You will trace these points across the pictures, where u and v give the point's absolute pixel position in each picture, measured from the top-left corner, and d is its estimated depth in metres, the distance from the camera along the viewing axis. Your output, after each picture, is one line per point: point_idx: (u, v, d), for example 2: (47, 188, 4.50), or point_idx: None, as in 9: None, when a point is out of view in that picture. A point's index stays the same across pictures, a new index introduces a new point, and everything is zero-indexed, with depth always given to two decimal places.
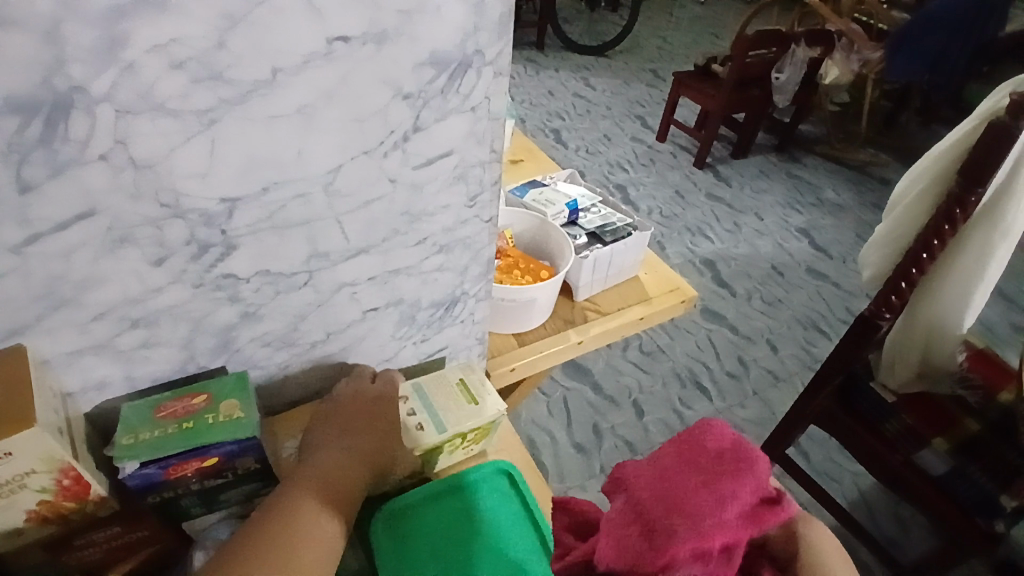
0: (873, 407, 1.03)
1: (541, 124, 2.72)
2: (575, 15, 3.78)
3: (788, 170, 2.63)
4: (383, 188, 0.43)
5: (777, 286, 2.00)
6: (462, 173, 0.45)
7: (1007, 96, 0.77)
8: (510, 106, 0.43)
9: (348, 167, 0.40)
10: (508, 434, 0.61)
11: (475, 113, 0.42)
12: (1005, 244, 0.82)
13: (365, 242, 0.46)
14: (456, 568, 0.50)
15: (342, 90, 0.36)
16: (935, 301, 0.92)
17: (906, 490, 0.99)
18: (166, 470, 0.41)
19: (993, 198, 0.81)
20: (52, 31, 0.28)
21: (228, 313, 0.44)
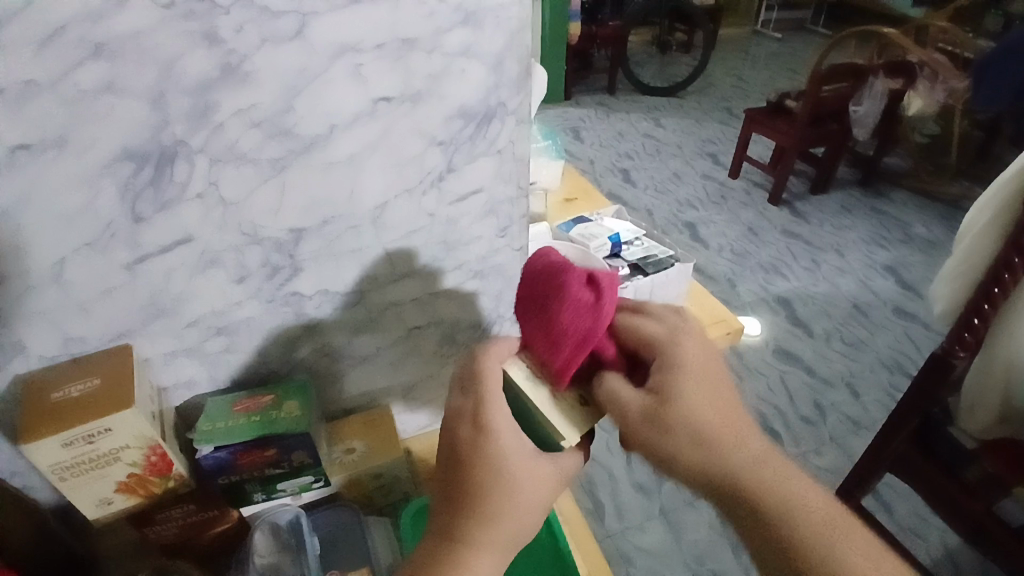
0: (953, 452, 0.99)
1: (610, 165, 2.77)
2: (647, 59, 3.86)
3: (872, 206, 2.50)
4: (421, 222, 0.50)
5: (859, 326, 1.89)
6: (492, 208, 0.53)
7: None
8: (531, 148, 0.51)
9: (392, 204, 0.48)
10: None
11: (501, 155, 0.50)
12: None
13: (408, 267, 0.53)
14: None
15: (384, 140, 0.45)
16: (1015, 339, 0.86)
17: (985, 540, 0.95)
18: (232, 455, 0.49)
19: None
20: (160, 98, 0.38)
21: (294, 326, 0.52)
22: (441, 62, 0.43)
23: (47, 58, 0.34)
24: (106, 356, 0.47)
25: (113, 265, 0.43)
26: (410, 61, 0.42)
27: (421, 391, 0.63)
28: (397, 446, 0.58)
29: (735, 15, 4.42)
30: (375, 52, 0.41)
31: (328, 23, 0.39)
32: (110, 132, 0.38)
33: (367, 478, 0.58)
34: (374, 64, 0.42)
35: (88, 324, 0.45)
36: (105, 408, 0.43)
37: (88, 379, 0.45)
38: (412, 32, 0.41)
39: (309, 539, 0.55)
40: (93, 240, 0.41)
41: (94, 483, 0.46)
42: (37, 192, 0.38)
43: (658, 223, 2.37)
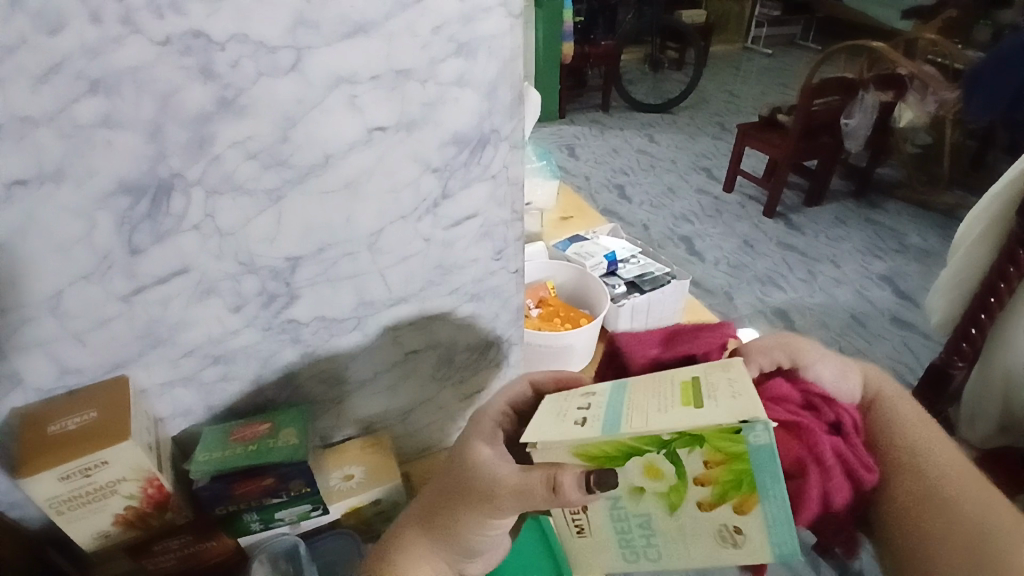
0: None
1: (605, 181, 2.80)
2: (640, 76, 3.91)
3: (867, 216, 2.52)
4: (417, 246, 0.51)
5: (857, 337, 1.89)
6: (487, 233, 0.53)
7: None
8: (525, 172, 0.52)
9: (387, 229, 0.49)
10: None
11: (496, 179, 0.51)
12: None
13: (406, 292, 0.53)
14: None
15: (381, 170, 0.46)
16: (1010, 349, 0.89)
17: None
18: (229, 484, 0.49)
19: None
20: (156, 131, 0.38)
21: (290, 352, 0.52)
22: (435, 90, 0.44)
23: (42, 93, 0.35)
24: (104, 387, 0.47)
25: (109, 296, 0.43)
26: (405, 90, 0.43)
27: (419, 415, 0.63)
28: (395, 471, 0.58)
29: (725, 32, 4.50)
30: (371, 83, 0.42)
31: (324, 55, 0.40)
32: (108, 167, 0.38)
33: (366, 505, 0.57)
34: (369, 95, 0.42)
35: (85, 354, 0.45)
36: (100, 440, 0.43)
37: (83, 412, 0.45)
38: (406, 63, 0.42)
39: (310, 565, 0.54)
40: (90, 271, 0.42)
41: (92, 516, 0.46)
42: (35, 224, 0.39)
43: (654, 237, 2.39)
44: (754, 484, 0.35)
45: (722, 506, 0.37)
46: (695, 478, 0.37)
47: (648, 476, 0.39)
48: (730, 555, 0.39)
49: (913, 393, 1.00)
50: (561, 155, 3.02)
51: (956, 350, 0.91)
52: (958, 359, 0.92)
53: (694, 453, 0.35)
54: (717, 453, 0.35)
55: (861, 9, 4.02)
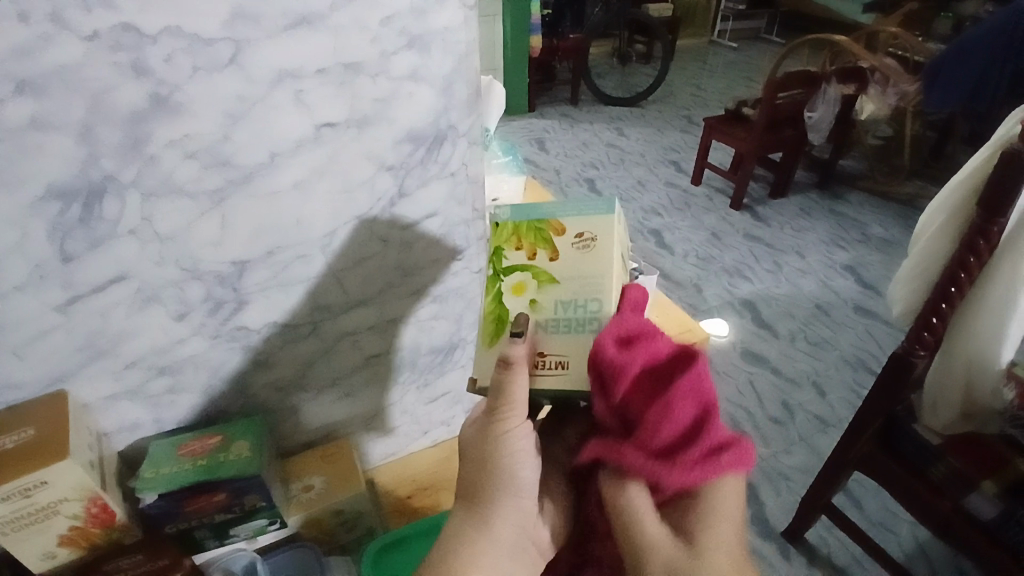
0: (917, 450, 1.02)
1: (575, 175, 2.80)
2: (609, 70, 3.90)
3: (830, 207, 2.58)
4: (373, 248, 0.49)
5: (823, 326, 1.93)
6: (447, 233, 0.52)
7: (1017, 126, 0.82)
8: (484, 169, 0.50)
9: (342, 230, 0.47)
10: None
11: (454, 177, 0.49)
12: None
13: (363, 295, 0.51)
14: None
15: (332, 169, 0.44)
16: (971, 335, 0.92)
17: (955, 537, 0.97)
18: (180, 500, 0.47)
19: (1013, 230, 0.83)
20: (86, 132, 0.36)
21: (241, 360, 0.50)
22: (388, 85, 0.42)
23: None
24: (42, 403, 0.44)
25: (43, 308, 0.40)
26: (356, 86, 0.41)
27: (383, 421, 0.61)
28: (359, 479, 0.56)
29: (692, 26, 4.53)
30: (318, 78, 0.40)
31: (268, 49, 0.38)
32: (33, 169, 0.35)
33: (327, 515, 0.55)
34: (317, 91, 0.40)
35: (21, 369, 0.42)
36: (38, 461, 0.40)
37: (20, 429, 0.42)
38: (356, 56, 0.40)
39: None
40: (20, 282, 0.39)
41: (32, 539, 0.43)
42: None
43: None
44: (536, 218, 0.47)
45: (557, 244, 0.45)
46: (536, 259, 0.46)
47: (523, 295, 0.46)
48: (603, 247, 0.45)
49: (876, 382, 1.01)
50: (531, 149, 3.01)
51: (918, 339, 0.93)
52: (920, 347, 0.94)
53: (509, 250, 0.46)
54: (510, 235, 0.47)
55: (824, 2, 4.09)
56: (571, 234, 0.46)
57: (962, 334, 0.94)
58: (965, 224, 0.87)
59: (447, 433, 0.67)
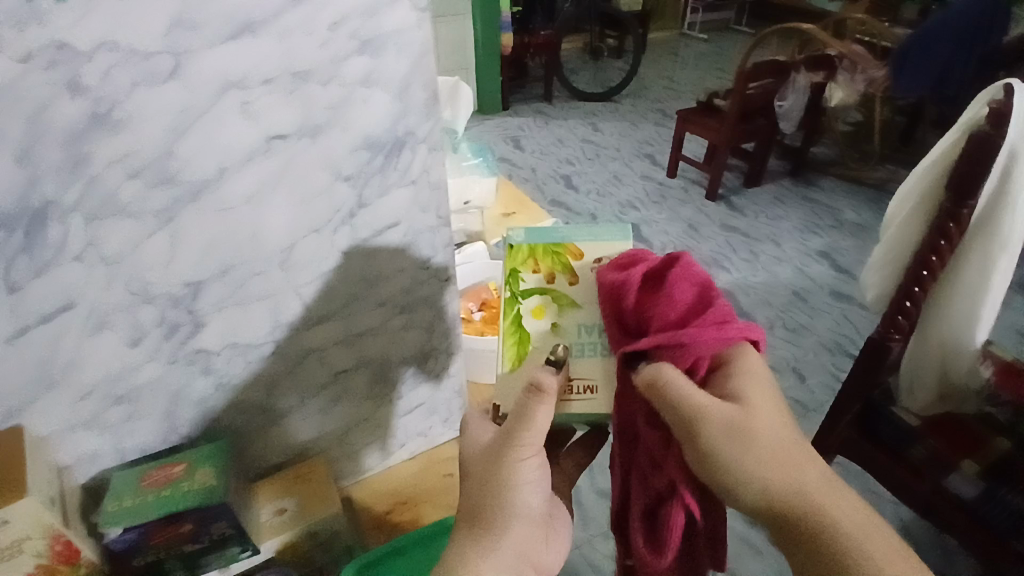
0: (895, 434, 1.03)
1: (551, 171, 2.80)
2: (581, 66, 3.90)
3: (804, 194, 2.60)
4: (335, 260, 0.47)
5: (800, 312, 1.95)
6: (413, 240, 0.50)
7: (984, 108, 0.81)
8: (447, 173, 0.49)
9: (300, 244, 0.45)
10: None
11: (416, 184, 0.48)
12: (1003, 258, 0.84)
13: (327, 310, 0.50)
14: None
15: (287, 181, 0.42)
16: (943, 319, 0.93)
17: (936, 518, 0.98)
18: (145, 533, 0.45)
19: (984, 212, 0.84)
20: (20, 154, 0.34)
21: (203, 384, 0.48)
22: (340, 92, 0.41)
23: None
24: None
25: None
26: (305, 94, 0.40)
27: (357, 435, 0.59)
28: (331, 498, 0.54)
29: (663, 19, 4.55)
30: (264, 87, 0.38)
31: (207, 59, 0.36)
32: None
33: (303, 538, 0.53)
34: (263, 100, 0.39)
35: None
36: None
37: None
38: (306, 63, 0.39)
39: None
40: None
41: None
42: None
43: None
44: (553, 246, 0.58)
45: (574, 271, 0.57)
46: (554, 283, 0.57)
47: (544, 317, 0.56)
48: (613, 271, 0.57)
49: (853, 366, 1.03)
50: (506, 148, 3.00)
51: (892, 324, 0.94)
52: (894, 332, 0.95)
53: (531, 274, 0.57)
54: (530, 261, 0.58)
55: None
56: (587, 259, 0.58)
57: (936, 317, 0.95)
58: (934, 209, 0.88)
59: (428, 444, 0.66)
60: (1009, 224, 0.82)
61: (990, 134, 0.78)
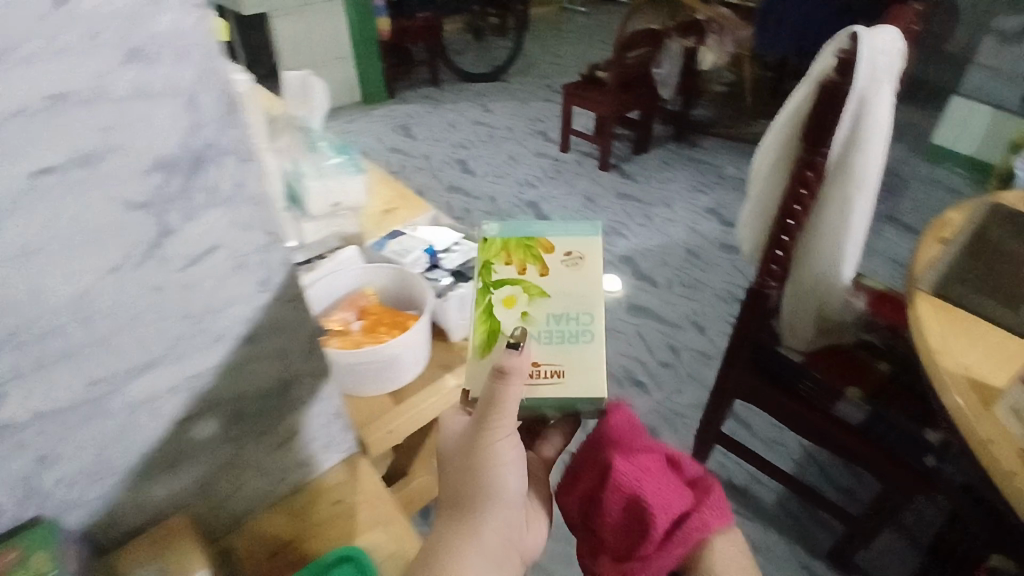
0: (786, 370, 1.18)
1: (446, 157, 2.77)
2: (465, 46, 3.84)
3: (689, 155, 2.73)
4: (148, 299, 0.44)
5: (694, 269, 2.12)
6: (239, 263, 0.47)
7: (831, 59, 0.87)
8: (265, 187, 0.45)
9: (97, 292, 0.41)
10: (380, 507, 0.63)
11: (231, 203, 0.43)
12: (860, 196, 0.94)
13: (151, 355, 0.47)
14: None
15: (66, 223, 0.38)
16: (814, 259, 1.03)
17: (834, 441, 1.15)
18: None
19: (839, 157, 0.92)
20: None
21: (20, 462, 0.45)
22: (109, 114, 0.36)
23: None
24: None
25: None
26: (64, 120, 0.35)
27: (224, 476, 0.58)
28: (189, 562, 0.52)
29: None
30: (10, 117, 0.33)
31: None
32: None
33: None
34: (9, 130, 0.33)
35: None
36: None
37: None
38: (57, 86, 0.34)
39: None
40: None
41: None
42: None
43: (503, 208, 2.45)
44: (525, 242, 0.69)
45: (544, 262, 0.67)
46: (522, 276, 0.66)
47: (516, 306, 0.65)
48: (578, 266, 0.67)
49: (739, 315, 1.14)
50: (397, 138, 2.93)
51: (768, 272, 1.03)
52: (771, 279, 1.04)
53: (505, 268, 0.67)
54: (507, 256, 0.68)
55: None
56: (556, 255, 0.67)
57: (809, 259, 1.05)
58: (792, 162, 0.95)
59: (308, 476, 0.64)
60: (861, 165, 0.91)
61: (839, 85, 0.84)
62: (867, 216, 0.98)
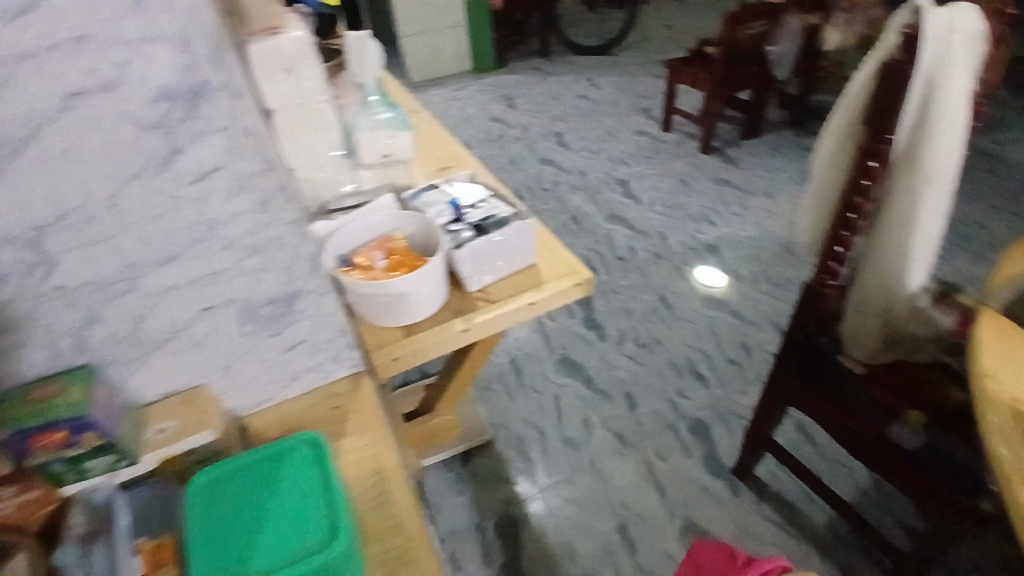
0: (837, 379, 1.15)
1: (544, 129, 2.81)
2: (581, 18, 3.71)
3: (799, 146, 2.60)
4: (193, 269, 0.61)
5: (784, 266, 2.05)
6: (246, 235, 0.60)
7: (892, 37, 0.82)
8: (259, 171, 0.57)
9: (167, 267, 0.59)
10: (369, 413, 0.74)
11: (226, 169, 0.56)
12: (929, 191, 0.89)
13: (131, 168, 0.53)
14: (255, 517, 0.58)
15: (151, 223, 0.56)
16: (874, 263, 1.01)
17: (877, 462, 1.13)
18: (29, 439, 0.57)
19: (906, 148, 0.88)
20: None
21: (71, 319, 0.60)
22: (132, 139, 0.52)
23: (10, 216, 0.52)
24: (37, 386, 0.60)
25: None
26: (163, 189, 0.55)
27: (239, 369, 0.69)
28: (210, 422, 0.66)
29: None
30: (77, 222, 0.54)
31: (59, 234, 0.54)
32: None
33: (181, 455, 0.65)
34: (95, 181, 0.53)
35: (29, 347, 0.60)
36: None
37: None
38: (135, 256, 0.58)
39: (122, 514, 0.60)
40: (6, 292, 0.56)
41: None
42: None
43: (592, 183, 2.46)
44: None
45: None
46: None
47: None
48: None
49: (797, 310, 1.14)
50: (500, 107, 3.00)
51: (826, 268, 1.03)
52: (829, 278, 1.05)
53: None
54: None
55: None
56: None
57: (870, 262, 1.02)
58: (858, 149, 0.93)
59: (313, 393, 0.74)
60: (931, 156, 0.86)
61: (902, 63, 0.79)
62: (939, 218, 0.93)
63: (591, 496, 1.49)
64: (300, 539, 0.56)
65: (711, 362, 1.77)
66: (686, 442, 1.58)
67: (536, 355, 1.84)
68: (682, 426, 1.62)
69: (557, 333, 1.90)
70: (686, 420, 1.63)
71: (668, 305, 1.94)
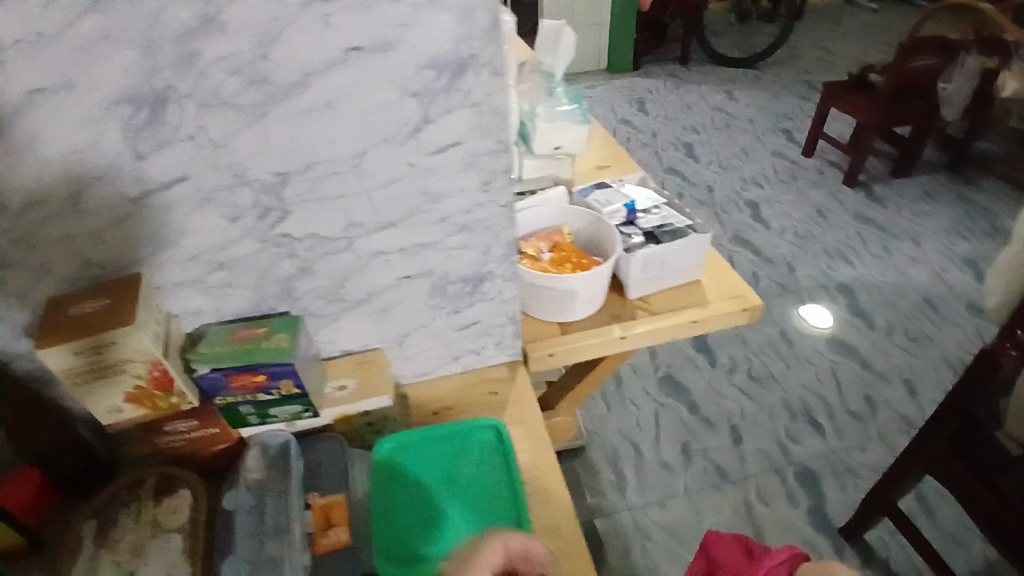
0: (993, 457, 1.02)
1: (674, 138, 2.72)
2: (725, 29, 3.55)
3: (959, 192, 2.35)
4: (408, 240, 0.64)
5: (926, 321, 1.86)
6: (460, 211, 0.64)
7: None
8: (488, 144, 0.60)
9: (383, 233, 0.63)
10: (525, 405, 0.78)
11: (461, 146, 0.59)
12: None
13: (385, 133, 0.57)
14: (444, 485, 0.69)
15: (386, 189, 0.60)
16: None
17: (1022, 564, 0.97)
18: (226, 376, 0.60)
19: None
20: (241, 171, 0.56)
21: (286, 265, 0.64)
22: (388, 103, 0.55)
23: (260, 158, 0.56)
24: (243, 331, 0.64)
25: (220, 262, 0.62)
26: (400, 156, 0.58)
27: (416, 339, 0.74)
28: (383, 388, 0.70)
29: None
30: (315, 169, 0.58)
31: (301, 179, 0.58)
32: (250, 164, 0.56)
33: (355, 413, 0.70)
34: (345, 143, 0.57)
35: (241, 284, 0.64)
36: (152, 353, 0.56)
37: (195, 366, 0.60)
38: (361, 218, 0.62)
39: (296, 460, 0.65)
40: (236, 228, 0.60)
41: (110, 394, 0.58)
42: (191, 228, 0.59)
43: (719, 201, 2.35)
44: None
45: None
46: None
47: None
48: None
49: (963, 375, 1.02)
50: (629, 110, 2.93)
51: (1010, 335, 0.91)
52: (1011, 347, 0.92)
53: None
54: None
55: None
56: None
57: None
58: None
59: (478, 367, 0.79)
60: None
61: None
62: None
63: (681, 525, 1.43)
64: (483, 506, 0.67)
65: (829, 410, 1.64)
66: (792, 491, 1.48)
67: (640, 369, 1.79)
68: (789, 472, 1.51)
69: (663, 350, 1.83)
70: (795, 467, 1.52)
71: (788, 341, 1.83)
